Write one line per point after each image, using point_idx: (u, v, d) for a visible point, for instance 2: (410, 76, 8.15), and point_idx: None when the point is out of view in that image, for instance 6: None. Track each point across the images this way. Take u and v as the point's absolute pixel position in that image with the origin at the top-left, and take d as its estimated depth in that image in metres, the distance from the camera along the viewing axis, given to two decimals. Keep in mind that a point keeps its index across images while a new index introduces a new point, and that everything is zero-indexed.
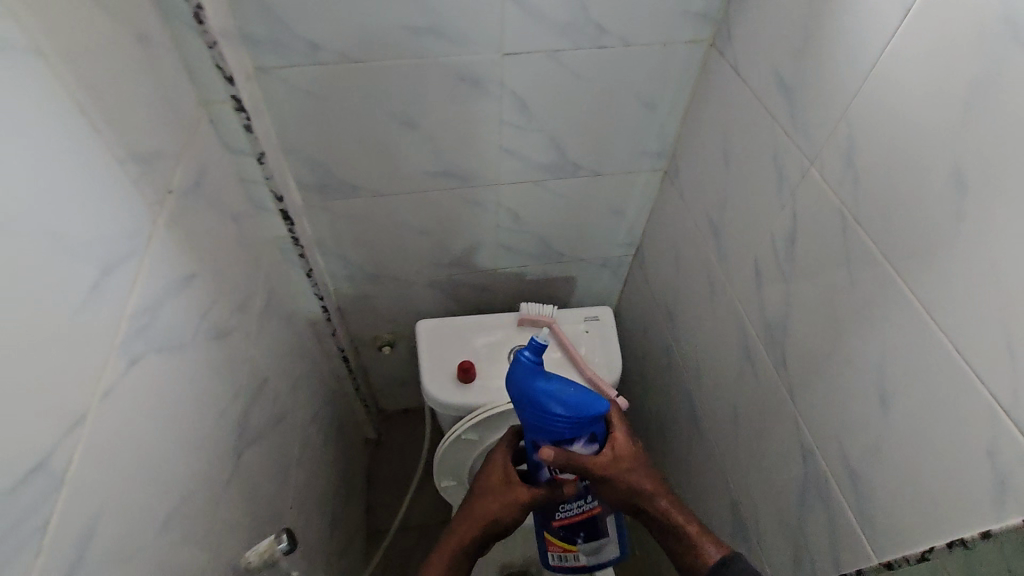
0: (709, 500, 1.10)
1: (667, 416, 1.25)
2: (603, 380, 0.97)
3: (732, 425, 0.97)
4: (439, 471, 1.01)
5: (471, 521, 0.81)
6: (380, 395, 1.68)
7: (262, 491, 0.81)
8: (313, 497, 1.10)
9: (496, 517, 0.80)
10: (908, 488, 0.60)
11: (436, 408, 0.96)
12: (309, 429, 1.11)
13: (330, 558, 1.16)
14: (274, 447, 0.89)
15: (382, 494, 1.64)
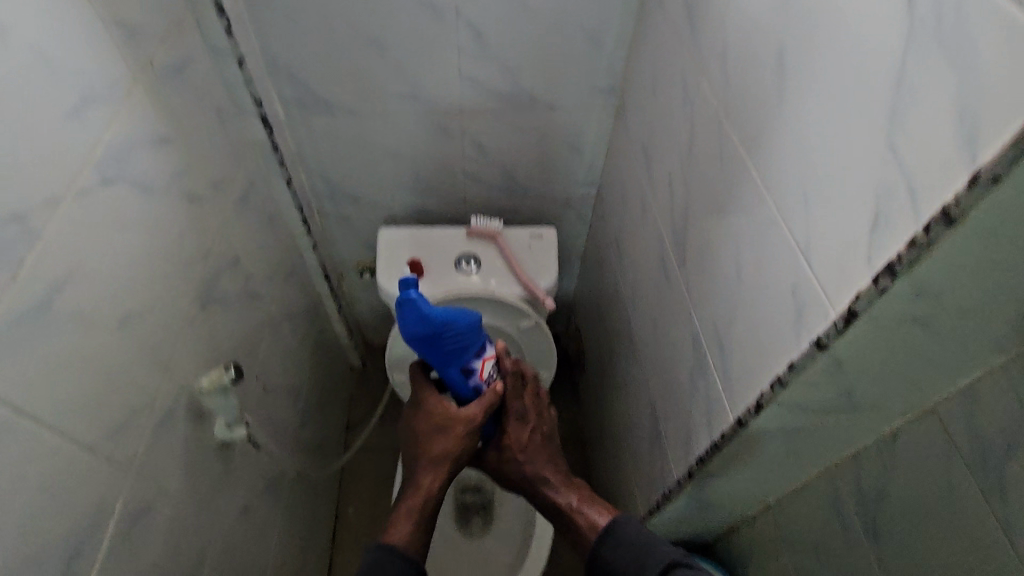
0: (639, 414, 1.20)
1: (614, 345, 1.35)
2: (537, 286, 1.07)
3: (653, 335, 1.06)
4: (391, 363, 1.14)
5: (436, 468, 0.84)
6: (366, 325, 1.82)
7: (228, 347, 0.95)
8: (286, 384, 1.25)
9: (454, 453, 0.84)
10: (751, 344, 0.70)
11: (388, 301, 1.09)
12: (285, 325, 1.25)
13: (299, 444, 1.30)
14: (244, 319, 1.03)
15: (362, 414, 1.78)
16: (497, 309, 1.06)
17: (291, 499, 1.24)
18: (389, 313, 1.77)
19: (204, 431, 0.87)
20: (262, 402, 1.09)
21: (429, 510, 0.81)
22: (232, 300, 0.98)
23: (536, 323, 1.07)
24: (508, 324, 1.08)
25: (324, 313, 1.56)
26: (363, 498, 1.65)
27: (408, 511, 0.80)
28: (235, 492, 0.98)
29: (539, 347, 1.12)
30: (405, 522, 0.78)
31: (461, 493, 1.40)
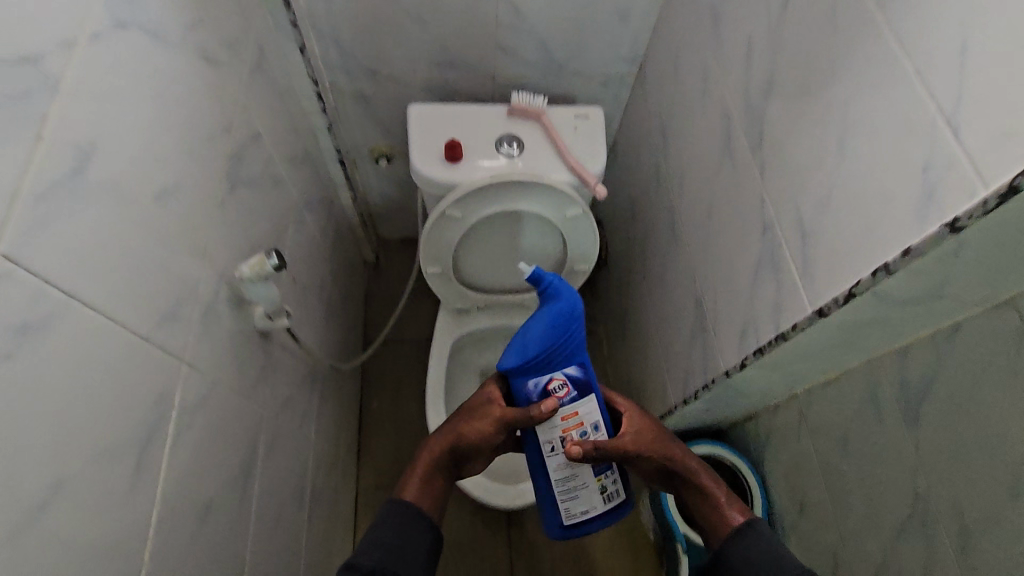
0: (677, 309, 1.17)
1: (649, 239, 1.30)
2: (587, 171, 0.99)
3: (706, 226, 1.01)
4: (425, 254, 1.09)
5: (446, 435, 0.77)
6: (378, 219, 1.73)
7: (258, 234, 0.88)
8: (313, 278, 1.19)
9: (467, 434, 0.76)
10: (848, 231, 0.65)
11: (423, 187, 1.01)
12: (306, 216, 1.17)
13: (327, 338, 1.28)
14: (270, 206, 0.94)
15: (380, 310, 1.76)
16: (543, 196, 0.99)
17: (325, 391, 1.23)
18: (403, 206, 1.68)
19: (246, 323, 0.82)
20: (293, 294, 1.04)
21: (429, 475, 0.74)
22: (256, 182, 0.89)
23: (584, 212, 1.01)
24: (553, 213, 1.02)
25: (338, 204, 1.47)
26: (386, 390, 1.67)
27: (417, 466, 0.75)
28: (277, 384, 0.95)
29: (583, 237, 1.07)
30: (419, 481, 0.73)
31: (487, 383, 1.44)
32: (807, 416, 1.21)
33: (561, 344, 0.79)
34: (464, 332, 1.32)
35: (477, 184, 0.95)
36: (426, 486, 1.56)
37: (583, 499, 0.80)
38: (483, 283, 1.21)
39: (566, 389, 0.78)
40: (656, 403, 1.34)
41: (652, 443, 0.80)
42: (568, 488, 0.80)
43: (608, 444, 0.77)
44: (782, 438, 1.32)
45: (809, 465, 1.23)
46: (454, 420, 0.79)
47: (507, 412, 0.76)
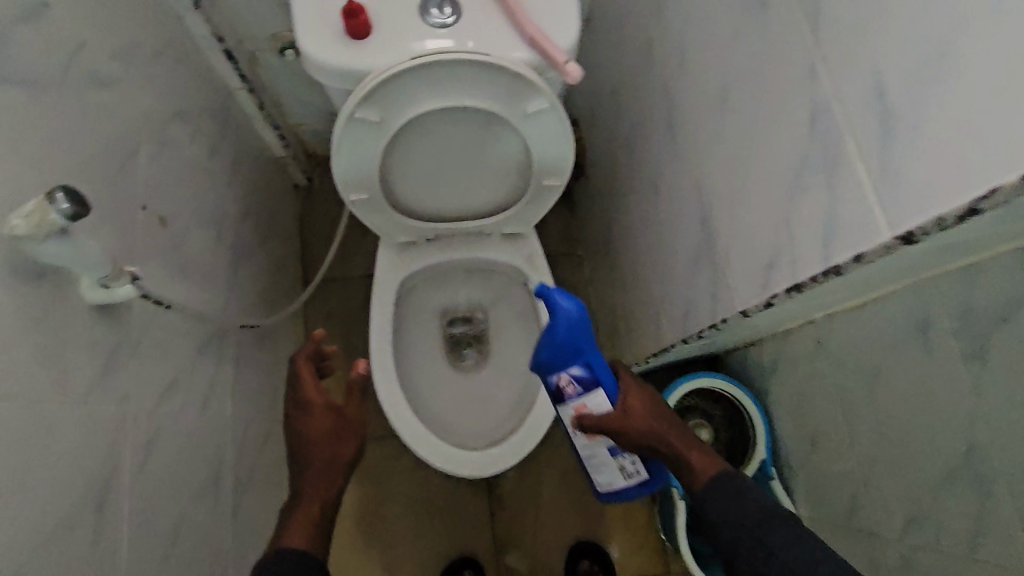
0: (671, 227, 0.93)
1: (635, 137, 1.03)
2: (553, 42, 0.68)
3: (717, 115, 0.74)
4: (341, 176, 0.81)
5: (311, 473, 0.70)
6: (302, 129, 1.41)
7: (64, 161, 0.59)
8: (203, 215, 0.91)
9: (336, 454, 0.72)
10: (981, 104, 0.39)
11: (323, 81, 0.71)
12: (177, 129, 0.86)
13: (239, 287, 1.02)
14: (91, 117, 0.64)
15: (318, 243, 1.48)
16: (493, 84, 0.70)
17: (243, 353, 1.00)
18: (330, 112, 1.35)
19: (62, 296, 0.56)
20: (162, 240, 0.77)
21: (325, 513, 0.69)
22: (49, 80, 0.58)
23: (552, 103, 0.72)
24: (507, 108, 0.72)
25: (239, 113, 1.14)
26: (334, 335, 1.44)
27: (304, 512, 0.68)
28: (153, 366, 0.71)
29: (552, 142, 0.78)
30: (304, 528, 0.66)
31: (450, 326, 1.22)
32: (826, 345, 1.01)
33: (567, 342, 0.75)
34: (412, 269, 1.06)
35: (396, 69, 0.66)
36: (390, 438, 1.39)
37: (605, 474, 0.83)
38: (428, 210, 0.94)
39: (574, 387, 0.77)
40: (646, 337, 1.14)
41: (642, 413, 0.74)
42: (598, 469, 0.83)
43: (593, 420, 0.75)
44: (795, 368, 1.14)
45: (824, 399, 1.06)
46: (298, 449, 0.72)
47: (360, 402, 0.74)
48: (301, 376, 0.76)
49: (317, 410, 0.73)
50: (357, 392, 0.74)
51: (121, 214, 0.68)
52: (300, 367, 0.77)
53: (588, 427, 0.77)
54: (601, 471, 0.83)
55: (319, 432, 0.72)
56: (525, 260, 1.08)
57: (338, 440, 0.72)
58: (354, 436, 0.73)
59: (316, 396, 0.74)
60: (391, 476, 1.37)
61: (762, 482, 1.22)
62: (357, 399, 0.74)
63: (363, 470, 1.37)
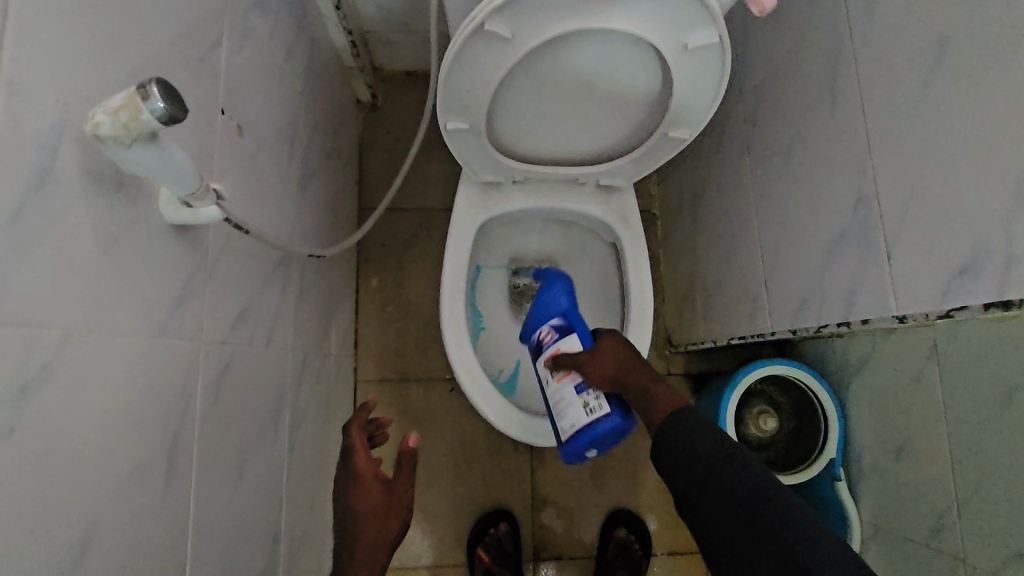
0: (804, 201, 0.81)
1: (767, 89, 0.88)
2: None
3: (923, 74, 0.60)
4: (445, 99, 0.69)
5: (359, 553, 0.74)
6: (372, 38, 1.27)
7: (147, 43, 0.48)
8: (277, 126, 0.81)
9: (382, 533, 0.76)
10: None
11: None
12: (256, 20, 0.74)
13: (305, 210, 0.93)
14: None
15: (377, 167, 1.38)
16: (657, 5, 0.56)
17: (304, 283, 0.92)
18: (407, 21, 1.20)
19: (141, 210, 0.47)
20: (239, 151, 0.67)
21: None
22: None
23: (723, 38, 0.59)
24: (666, 38, 0.59)
25: (314, 10, 1.01)
26: (387, 269, 1.36)
27: None
28: (227, 296, 0.64)
29: (700, 84, 0.66)
30: None
31: (514, 276, 1.12)
32: (947, 354, 0.90)
33: (548, 298, 0.83)
34: (493, 213, 0.96)
35: None
36: (436, 383, 1.34)
37: (568, 415, 0.76)
38: (528, 148, 0.82)
39: (550, 336, 0.80)
40: (736, 316, 1.04)
41: (612, 352, 0.75)
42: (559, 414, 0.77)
43: (567, 356, 0.76)
44: (889, 371, 1.03)
45: (925, 410, 0.96)
46: (348, 524, 0.77)
47: (409, 477, 0.80)
48: (356, 447, 0.84)
49: (368, 483, 0.79)
50: (405, 468, 0.80)
51: (202, 115, 0.58)
52: (355, 441, 0.84)
53: (560, 366, 0.77)
54: (567, 413, 0.76)
55: (369, 505, 0.77)
56: (618, 217, 0.97)
57: (385, 517, 0.77)
58: (401, 513, 0.78)
59: (368, 470, 0.81)
60: (433, 421, 1.33)
61: (827, 481, 1.15)
62: (403, 471, 0.80)
63: (406, 412, 1.32)
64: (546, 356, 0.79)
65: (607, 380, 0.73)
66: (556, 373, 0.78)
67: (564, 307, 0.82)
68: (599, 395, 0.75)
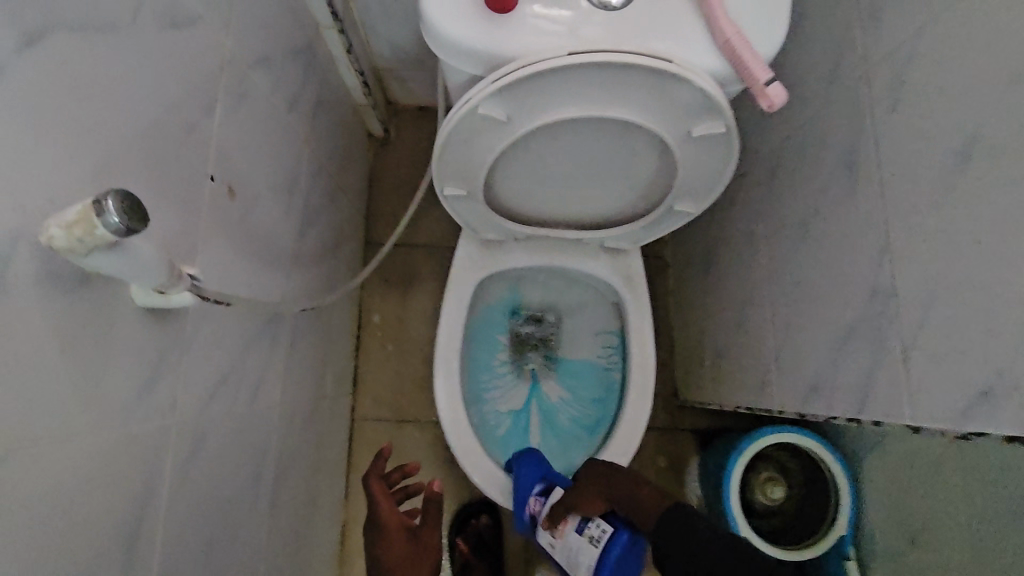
0: (818, 282, 0.77)
1: (784, 157, 0.84)
2: (755, 52, 0.50)
3: (948, 175, 0.56)
4: (441, 169, 0.67)
5: None
6: (385, 75, 1.26)
7: (128, 128, 0.47)
8: (276, 178, 0.80)
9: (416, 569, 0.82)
10: None
11: (443, 59, 0.55)
12: (258, 77, 0.73)
13: (303, 259, 0.92)
14: (165, 69, 0.52)
15: (386, 202, 1.37)
16: (659, 95, 0.53)
17: (298, 332, 0.91)
18: (421, 61, 1.19)
19: (108, 304, 0.45)
20: (230, 215, 0.66)
21: None
22: (116, 21, 0.45)
23: (730, 129, 0.56)
24: (668, 126, 0.56)
25: (326, 55, 1.00)
26: (391, 305, 1.35)
27: None
28: (207, 369, 0.62)
29: (706, 168, 0.63)
30: None
31: (519, 324, 1.08)
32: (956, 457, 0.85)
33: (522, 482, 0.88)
34: (493, 269, 0.94)
35: (542, 63, 0.50)
36: (434, 425, 1.31)
37: (580, 561, 0.73)
38: (528, 211, 0.80)
39: (539, 505, 0.84)
40: (742, 384, 0.99)
41: (602, 483, 0.79)
42: (572, 558, 0.75)
43: (593, 483, 0.79)
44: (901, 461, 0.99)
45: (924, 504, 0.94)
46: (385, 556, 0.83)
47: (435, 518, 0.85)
48: (382, 496, 0.87)
49: (392, 533, 0.84)
50: (430, 511, 0.85)
51: (188, 189, 0.57)
52: (377, 488, 0.88)
53: (558, 518, 0.78)
54: (579, 561, 0.74)
55: (397, 551, 0.83)
56: (623, 280, 0.94)
57: (417, 559, 0.83)
58: (428, 560, 0.83)
59: (392, 518, 0.85)
60: (428, 465, 1.30)
61: (835, 557, 1.09)
62: (430, 518, 0.85)
63: (400, 453, 1.29)
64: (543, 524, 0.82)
65: (600, 502, 0.76)
66: (554, 530, 0.78)
67: (536, 474, 0.88)
68: (599, 522, 0.74)
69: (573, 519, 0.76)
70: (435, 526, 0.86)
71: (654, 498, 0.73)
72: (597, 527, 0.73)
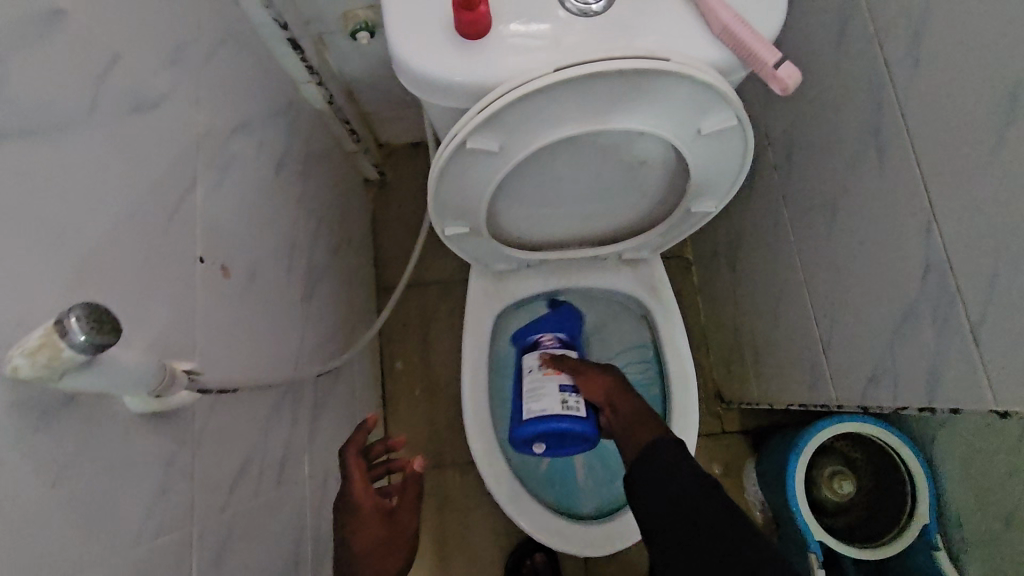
0: (861, 265, 0.70)
1: (798, 136, 0.79)
2: (758, 34, 0.46)
3: (995, 130, 0.50)
4: (438, 209, 0.63)
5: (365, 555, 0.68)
6: (373, 119, 1.24)
7: (100, 228, 0.44)
8: (273, 244, 0.77)
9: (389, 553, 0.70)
10: None
11: (423, 98, 0.52)
12: (240, 145, 0.71)
13: (312, 321, 0.89)
14: (135, 158, 0.49)
15: (391, 245, 1.34)
16: (661, 97, 0.49)
17: (318, 397, 0.87)
18: (405, 99, 1.17)
19: (102, 419, 0.42)
20: (227, 294, 0.63)
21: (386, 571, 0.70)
22: (74, 119, 0.42)
23: (742, 120, 0.51)
24: (674, 127, 0.52)
25: (308, 109, 0.99)
26: (411, 349, 1.31)
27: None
28: (223, 459, 0.58)
29: (720, 164, 0.58)
30: None
31: None
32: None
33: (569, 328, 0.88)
34: (510, 300, 0.90)
35: (530, 85, 0.46)
36: (472, 466, 1.26)
37: (543, 401, 0.73)
38: (535, 237, 0.75)
39: (552, 342, 0.85)
40: (792, 381, 0.92)
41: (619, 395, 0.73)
42: (533, 395, 0.74)
43: (591, 376, 0.75)
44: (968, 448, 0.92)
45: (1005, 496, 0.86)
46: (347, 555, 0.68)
47: (417, 499, 0.73)
48: (358, 472, 0.70)
49: (366, 513, 0.69)
50: (410, 491, 0.72)
51: (176, 276, 0.53)
52: (353, 461, 0.71)
53: (549, 364, 0.77)
54: (539, 397, 0.74)
55: (369, 539, 0.69)
56: (648, 291, 0.89)
57: (389, 545, 0.70)
58: (402, 546, 0.71)
59: (368, 501, 0.69)
60: (472, 509, 1.24)
61: (923, 551, 0.99)
62: (408, 495, 0.72)
63: (442, 501, 1.24)
64: (539, 356, 0.80)
65: (603, 398, 0.73)
66: (544, 368, 0.77)
67: (570, 332, 0.88)
68: (581, 398, 0.74)
69: (566, 375, 0.76)
70: (417, 507, 0.73)
71: (651, 429, 0.66)
72: (575, 401, 0.73)
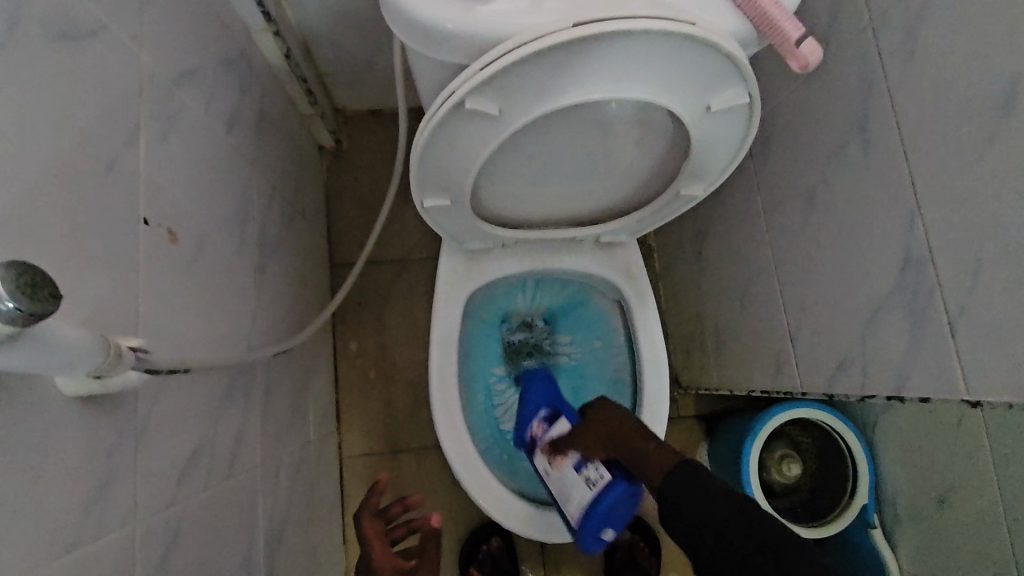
0: (836, 255, 0.71)
1: (780, 125, 0.79)
2: (781, 6, 0.44)
3: (989, 124, 0.51)
4: (419, 178, 0.58)
5: None
6: (330, 80, 1.15)
7: (26, 174, 0.36)
8: (223, 210, 0.69)
9: None
10: None
11: (418, 49, 0.46)
12: (188, 94, 0.62)
13: (265, 297, 0.81)
14: (67, 94, 0.41)
15: (347, 219, 1.26)
16: (677, 67, 0.46)
17: (271, 379, 0.80)
18: (367, 61, 1.09)
19: (30, 405, 0.35)
20: (173, 263, 0.55)
21: None
22: None
23: (752, 98, 0.49)
24: (685, 101, 0.49)
25: (262, 61, 0.89)
26: (367, 329, 1.24)
27: None
28: (170, 450, 0.51)
29: (721, 144, 0.57)
30: None
31: (509, 333, 1.01)
32: (974, 421, 0.75)
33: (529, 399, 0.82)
34: (482, 281, 0.86)
35: (542, 41, 0.42)
36: (429, 451, 1.22)
37: (573, 496, 0.68)
38: (517, 215, 0.72)
39: (541, 428, 0.77)
40: (754, 367, 0.94)
41: (607, 448, 0.69)
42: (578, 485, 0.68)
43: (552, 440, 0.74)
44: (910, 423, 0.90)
45: (993, 493, 0.78)
46: None
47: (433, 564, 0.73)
48: (377, 541, 0.77)
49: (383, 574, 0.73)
50: (429, 549, 0.74)
51: (116, 238, 0.46)
52: (371, 530, 0.78)
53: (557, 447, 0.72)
54: (572, 497, 0.68)
55: None
56: (623, 274, 0.87)
57: None
58: None
59: (385, 557, 0.75)
60: (428, 495, 1.20)
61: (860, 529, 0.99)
62: (428, 552, 0.74)
63: (397, 487, 1.19)
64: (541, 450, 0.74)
65: (600, 446, 0.69)
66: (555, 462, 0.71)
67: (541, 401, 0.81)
68: (597, 465, 0.67)
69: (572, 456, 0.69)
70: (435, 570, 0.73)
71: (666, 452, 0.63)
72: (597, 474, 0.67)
